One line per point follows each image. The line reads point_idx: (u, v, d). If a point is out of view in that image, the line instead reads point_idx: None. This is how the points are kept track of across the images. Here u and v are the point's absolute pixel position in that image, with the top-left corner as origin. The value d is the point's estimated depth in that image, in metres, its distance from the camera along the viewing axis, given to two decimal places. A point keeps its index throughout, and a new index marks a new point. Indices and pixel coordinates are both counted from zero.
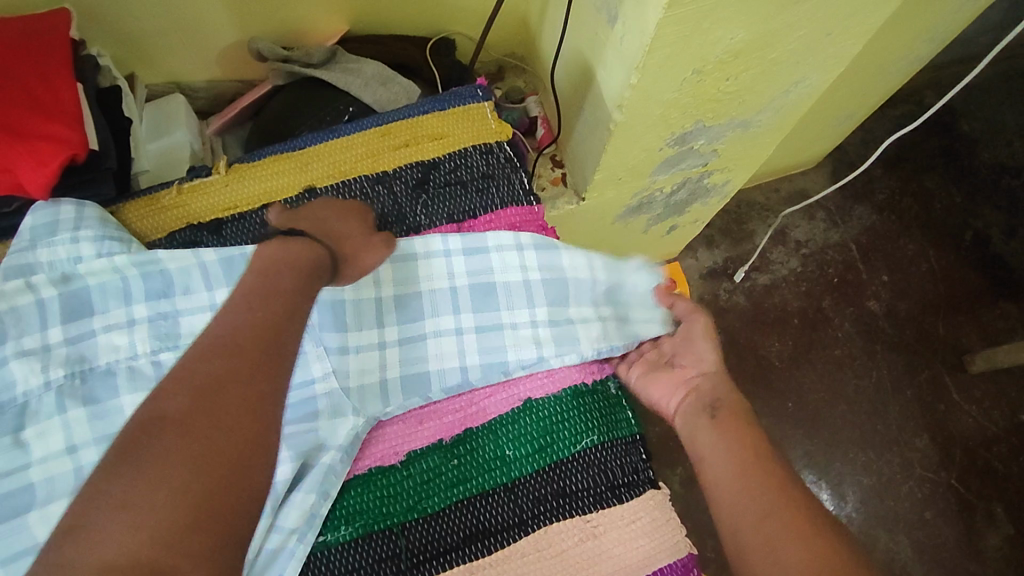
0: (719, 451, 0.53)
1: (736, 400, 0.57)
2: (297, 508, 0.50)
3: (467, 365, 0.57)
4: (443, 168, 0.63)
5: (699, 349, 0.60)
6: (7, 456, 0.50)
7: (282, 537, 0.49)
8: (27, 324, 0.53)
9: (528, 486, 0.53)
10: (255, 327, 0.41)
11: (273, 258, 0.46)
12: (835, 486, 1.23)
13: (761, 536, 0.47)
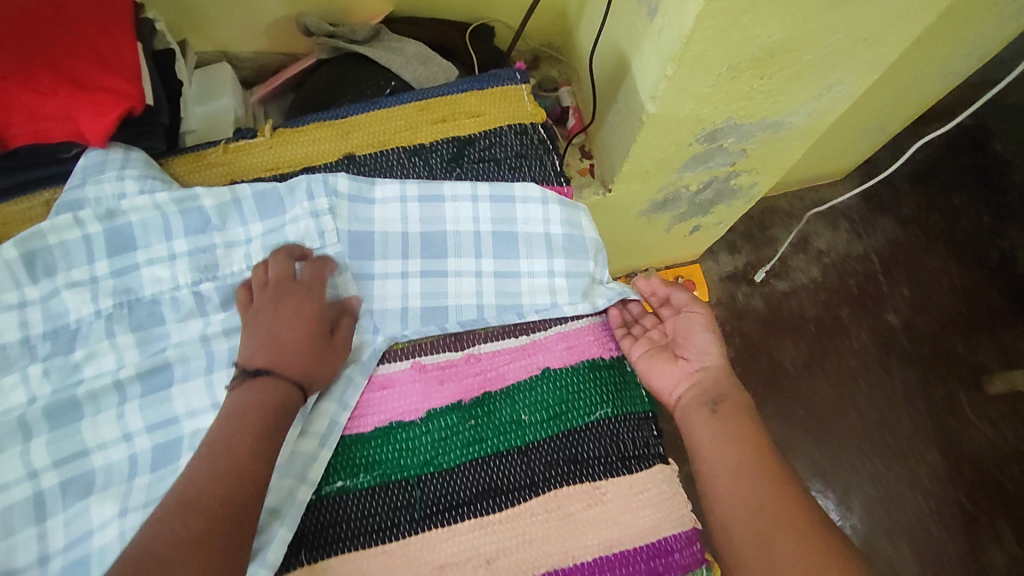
0: (719, 442, 0.54)
1: (740, 398, 0.57)
2: (322, 416, 0.53)
3: (483, 304, 0.59)
4: (478, 145, 0.65)
5: (701, 341, 0.60)
6: (60, 375, 0.52)
7: (306, 441, 0.52)
8: (75, 258, 0.55)
9: (541, 450, 0.55)
10: (222, 484, 0.43)
11: (243, 402, 0.47)
12: (841, 495, 1.23)
13: (762, 532, 0.49)
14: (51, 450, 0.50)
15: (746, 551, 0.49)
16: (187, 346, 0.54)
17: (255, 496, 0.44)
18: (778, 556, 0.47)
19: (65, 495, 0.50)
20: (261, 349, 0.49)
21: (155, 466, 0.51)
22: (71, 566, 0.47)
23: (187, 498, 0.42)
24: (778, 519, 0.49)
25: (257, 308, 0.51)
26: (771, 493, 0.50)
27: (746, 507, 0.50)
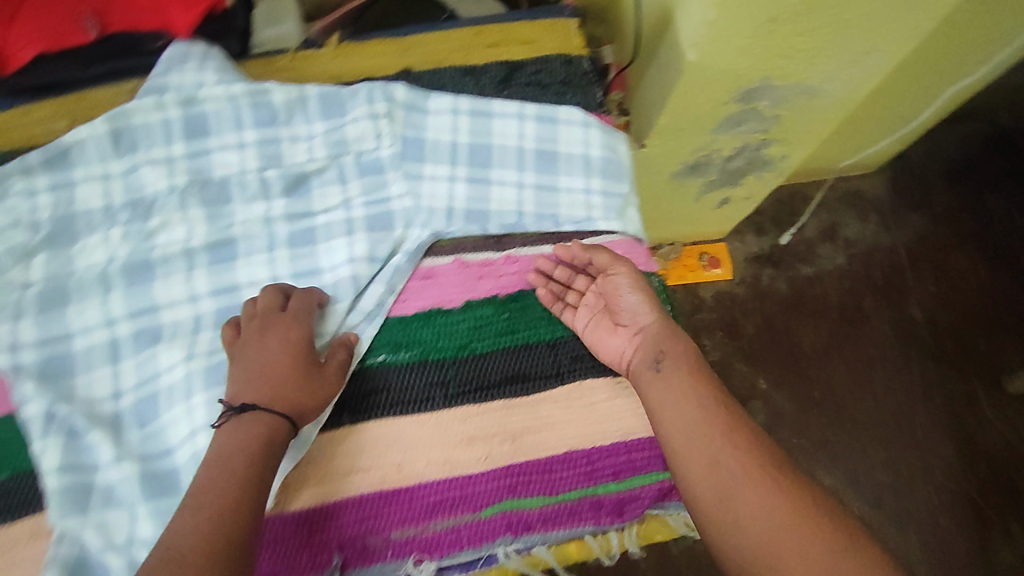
0: (670, 406, 0.50)
1: (683, 344, 0.54)
2: (371, 294, 0.58)
3: (523, 212, 0.63)
4: (526, 70, 0.69)
5: (631, 301, 0.57)
6: (138, 238, 0.58)
7: (356, 318, 0.57)
8: (155, 138, 0.61)
9: (569, 344, 0.59)
10: (208, 522, 0.43)
11: (229, 441, 0.47)
12: (850, 479, 1.25)
13: (724, 488, 0.45)
14: (128, 302, 0.56)
15: (710, 508, 0.45)
16: (249, 225, 0.59)
17: (245, 528, 0.43)
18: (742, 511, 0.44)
19: (136, 343, 0.55)
20: (249, 382, 0.49)
21: (220, 325, 0.56)
22: (143, 400, 0.53)
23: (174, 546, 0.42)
24: (740, 470, 0.46)
25: (244, 339, 0.52)
26: (729, 442, 0.47)
27: (703, 462, 0.46)
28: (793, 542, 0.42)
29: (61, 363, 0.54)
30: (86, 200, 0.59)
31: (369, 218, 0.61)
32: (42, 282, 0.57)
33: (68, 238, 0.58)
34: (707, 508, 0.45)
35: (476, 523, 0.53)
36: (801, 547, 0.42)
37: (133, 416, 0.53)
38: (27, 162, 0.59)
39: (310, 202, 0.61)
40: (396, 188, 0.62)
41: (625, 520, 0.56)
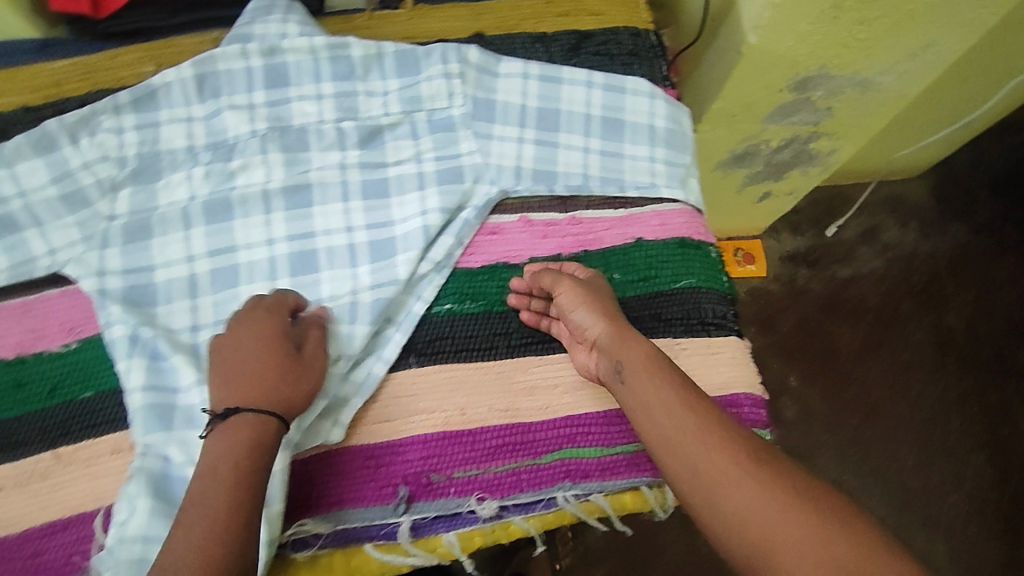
0: (649, 407, 0.49)
1: (636, 345, 0.51)
2: (439, 245, 0.59)
3: (588, 176, 0.64)
4: (595, 39, 0.69)
5: (580, 317, 0.54)
6: (220, 180, 0.61)
7: (426, 266, 0.58)
8: (237, 85, 0.63)
9: (629, 305, 0.59)
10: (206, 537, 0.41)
11: (217, 449, 0.45)
12: (879, 482, 1.25)
13: (707, 483, 0.44)
14: (209, 241, 0.59)
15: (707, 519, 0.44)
16: (324, 174, 0.62)
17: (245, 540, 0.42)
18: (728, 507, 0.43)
19: (214, 280, 0.58)
20: (230, 388, 0.47)
21: (294, 271, 0.59)
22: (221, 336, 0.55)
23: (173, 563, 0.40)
24: (728, 463, 0.44)
25: (218, 348, 0.49)
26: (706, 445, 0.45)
27: (685, 471, 0.45)
28: (788, 536, 0.40)
29: (143, 291, 0.57)
30: (171, 140, 0.62)
31: (439, 172, 0.62)
32: (127, 216, 0.60)
33: (152, 174, 0.61)
34: (700, 511, 0.44)
35: (535, 468, 0.54)
36: (789, 537, 0.41)
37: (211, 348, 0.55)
38: (117, 100, 0.61)
39: (383, 154, 0.63)
40: (466, 146, 0.63)
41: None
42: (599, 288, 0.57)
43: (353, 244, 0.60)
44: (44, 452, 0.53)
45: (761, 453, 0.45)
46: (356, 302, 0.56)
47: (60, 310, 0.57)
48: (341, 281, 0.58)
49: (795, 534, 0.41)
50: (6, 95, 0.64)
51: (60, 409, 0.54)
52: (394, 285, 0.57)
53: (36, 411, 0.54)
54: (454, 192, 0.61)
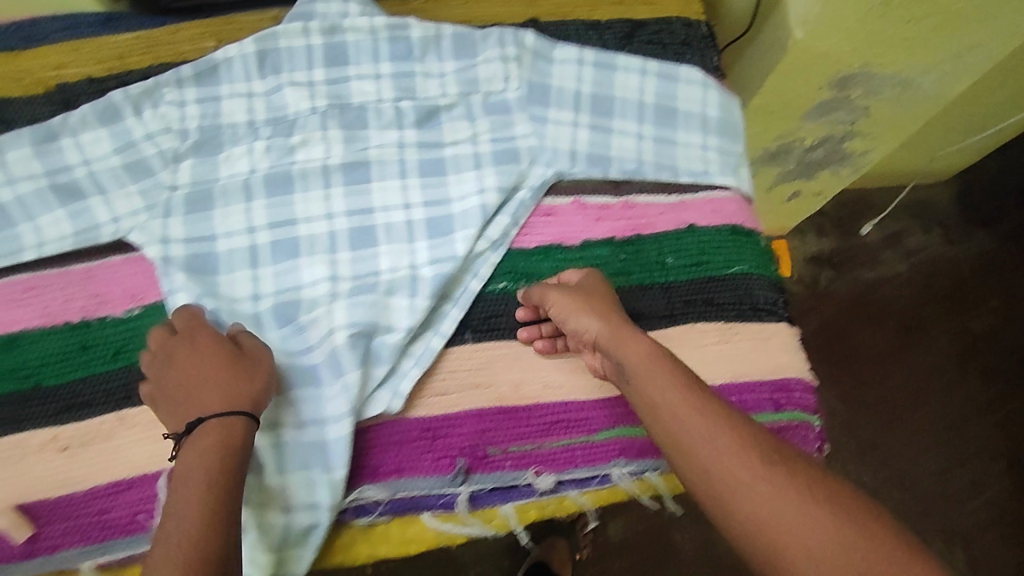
0: (656, 408, 0.47)
1: (636, 348, 0.50)
2: (496, 225, 0.60)
3: (642, 162, 0.64)
4: (648, 28, 0.70)
5: (578, 325, 0.52)
6: (281, 155, 0.62)
7: (483, 244, 0.59)
8: (297, 62, 0.64)
9: (681, 289, 0.60)
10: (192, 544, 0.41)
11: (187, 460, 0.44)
12: (899, 487, 1.25)
13: (718, 482, 0.43)
14: (271, 214, 0.60)
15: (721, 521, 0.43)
16: (382, 152, 0.63)
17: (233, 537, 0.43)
18: (742, 505, 0.42)
19: (275, 252, 0.59)
20: (188, 406, 0.47)
21: (353, 245, 0.59)
22: (282, 307, 0.57)
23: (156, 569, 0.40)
24: (741, 466, 0.43)
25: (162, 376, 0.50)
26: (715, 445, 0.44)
27: (698, 474, 0.44)
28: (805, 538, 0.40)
29: (206, 261, 0.59)
30: (231, 114, 0.63)
31: (496, 153, 0.63)
32: (189, 186, 0.61)
33: (213, 147, 0.62)
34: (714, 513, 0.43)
35: (590, 445, 0.55)
36: (806, 532, 0.40)
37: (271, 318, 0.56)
38: (180, 74, 0.63)
39: (440, 134, 0.64)
40: (521, 129, 0.64)
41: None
42: (593, 285, 0.55)
43: (410, 220, 0.60)
44: (107, 414, 0.55)
45: (770, 446, 0.44)
46: (416, 277, 0.58)
47: (123, 277, 0.59)
48: (399, 255, 0.59)
49: (809, 530, 0.40)
50: (71, 66, 0.65)
51: (121, 373, 0.56)
52: (452, 261, 0.58)
53: (98, 374, 0.56)
54: (511, 172, 0.62)
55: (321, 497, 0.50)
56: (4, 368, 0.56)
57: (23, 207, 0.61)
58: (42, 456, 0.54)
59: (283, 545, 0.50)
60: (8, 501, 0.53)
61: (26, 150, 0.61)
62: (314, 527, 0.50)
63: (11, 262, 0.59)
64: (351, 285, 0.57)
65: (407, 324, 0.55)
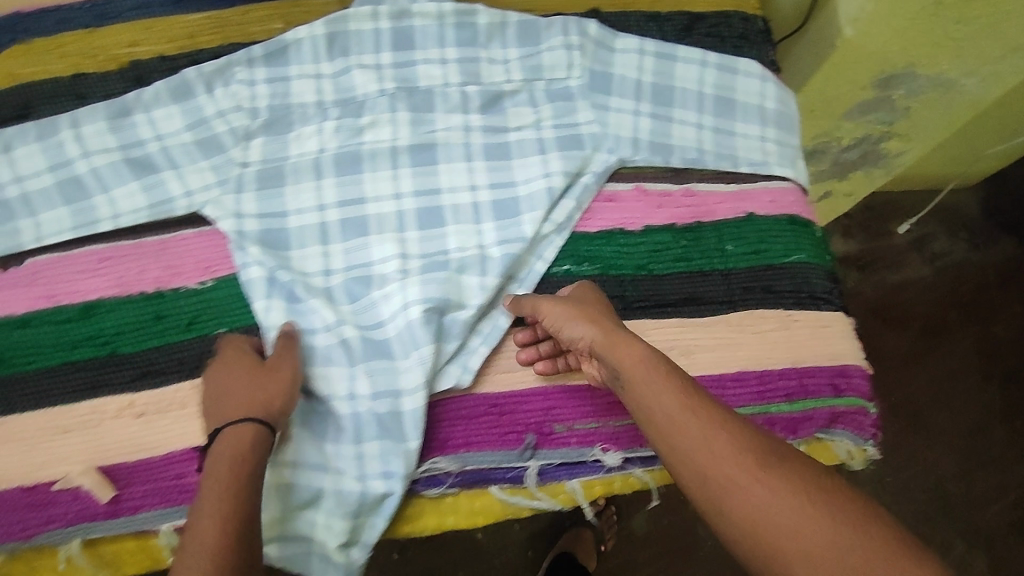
0: (653, 410, 0.46)
1: (631, 352, 0.49)
2: (561, 209, 0.61)
3: (703, 151, 0.65)
4: (707, 21, 0.71)
5: (572, 332, 0.52)
6: (350, 136, 0.63)
7: (548, 227, 0.61)
8: (365, 46, 0.65)
9: (741, 276, 0.61)
10: (216, 539, 0.41)
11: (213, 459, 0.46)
12: (922, 489, 1.25)
13: (713, 484, 0.42)
14: (341, 192, 0.62)
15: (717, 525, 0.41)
16: (447, 134, 0.64)
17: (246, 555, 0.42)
18: (739, 508, 0.41)
19: (345, 230, 0.61)
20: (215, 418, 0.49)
21: (421, 224, 0.61)
22: (354, 283, 0.59)
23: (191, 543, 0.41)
24: (735, 468, 0.42)
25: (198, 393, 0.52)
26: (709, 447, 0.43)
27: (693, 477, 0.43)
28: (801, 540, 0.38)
29: (277, 236, 0.61)
30: (301, 95, 0.64)
31: (560, 139, 0.64)
32: (260, 163, 0.63)
33: (284, 126, 0.64)
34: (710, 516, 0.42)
35: None
36: (803, 532, 0.38)
37: (344, 292, 0.59)
38: (251, 53, 0.64)
39: (505, 119, 0.65)
40: (584, 116, 0.65)
41: (796, 439, 0.58)
42: (587, 295, 0.55)
43: (476, 202, 0.62)
44: (181, 382, 0.57)
45: (767, 445, 0.43)
46: (485, 256, 0.59)
47: (196, 250, 0.60)
48: (467, 236, 0.61)
49: (804, 532, 0.38)
50: (142, 44, 0.66)
51: (195, 343, 0.58)
52: (520, 242, 0.59)
53: (171, 343, 0.57)
54: (575, 158, 0.63)
55: (398, 467, 0.53)
56: (80, 336, 0.57)
57: (98, 179, 0.62)
58: (119, 421, 0.55)
59: (358, 512, 0.53)
60: (88, 464, 0.54)
61: (100, 124, 0.62)
62: (389, 495, 0.53)
63: (88, 232, 0.61)
64: (421, 264, 0.59)
65: (478, 301, 0.57)
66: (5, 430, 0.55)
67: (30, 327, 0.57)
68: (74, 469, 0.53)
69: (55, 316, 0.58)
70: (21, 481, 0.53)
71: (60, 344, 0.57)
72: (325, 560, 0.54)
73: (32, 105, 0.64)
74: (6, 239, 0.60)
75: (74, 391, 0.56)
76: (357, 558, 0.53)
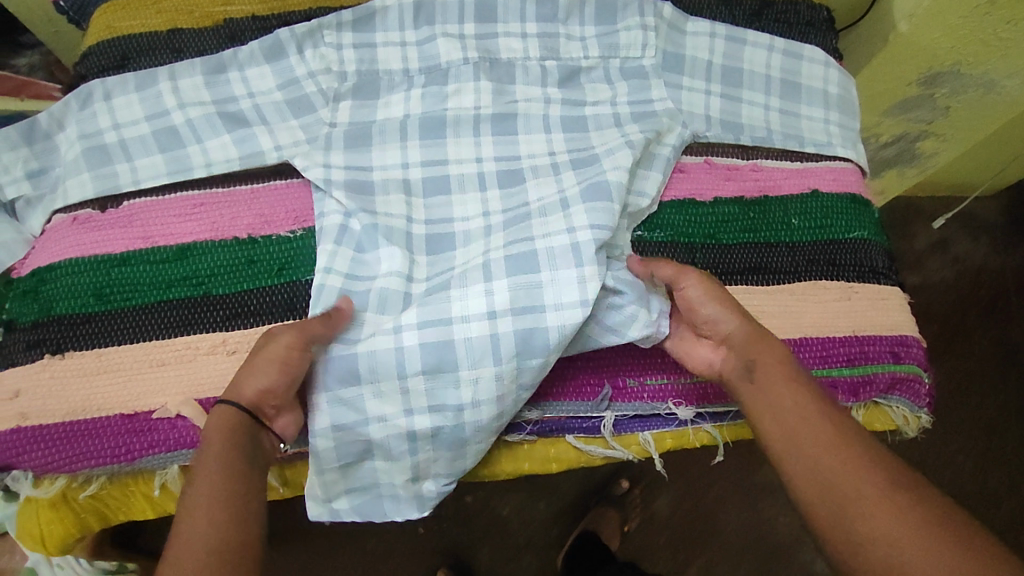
0: (781, 412, 0.49)
1: (773, 351, 0.52)
2: (652, 181, 0.64)
3: (771, 131, 0.69)
4: (776, 8, 0.73)
5: (707, 311, 0.54)
6: (436, 102, 0.67)
7: (642, 196, 0.63)
8: (449, 16, 0.68)
9: (805, 248, 0.64)
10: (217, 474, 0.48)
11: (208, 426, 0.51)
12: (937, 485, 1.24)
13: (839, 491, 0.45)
14: (424, 154, 0.65)
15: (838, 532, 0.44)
16: (529, 108, 0.67)
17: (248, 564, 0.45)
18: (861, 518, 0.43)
19: (426, 187, 0.64)
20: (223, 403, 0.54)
21: (502, 186, 0.64)
22: (434, 237, 0.62)
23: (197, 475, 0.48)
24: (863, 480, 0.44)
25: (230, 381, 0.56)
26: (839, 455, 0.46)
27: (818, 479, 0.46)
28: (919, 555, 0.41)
29: (362, 184, 0.63)
30: (387, 62, 0.67)
31: (635, 114, 0.67)
32: (347, 124, 0.65)
33: (372, 90, 0.67)
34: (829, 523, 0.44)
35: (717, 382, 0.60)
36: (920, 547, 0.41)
37: (423, 242, 0.62)
38: (341, 17, 0.66)
39: (583, 95, 0.68)
40: (657, 94, 0.68)
41: (856, 403, 0.60)
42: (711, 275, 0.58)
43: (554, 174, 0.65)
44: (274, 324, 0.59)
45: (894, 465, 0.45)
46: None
47: (288, 201, 0.63)
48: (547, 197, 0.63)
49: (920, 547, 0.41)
50: (236, 4, 0.69)
51: (285, 288, 0.60)
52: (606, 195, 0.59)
53: (263, 287, 0.60)
54: (653, 125, 0.65)
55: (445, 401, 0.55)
56: (176, 276, 0.60)
57: (192, 130, 0.65)
58: (211, 357, 0.58)
59: (414, 450, 0.57)
60: (185, 395, 0.56)
61: (198, 78, 0.65)
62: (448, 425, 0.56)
63: (183, 178, 0.64)
64: (504, 217, 0.62)
65: (565, 244, 0.57)
66: (105, 360, 0.57)
67: (129, 264, 0.60)
68: (171, 401, 0.56)
69: (152, 256, 0.60)
70: (121, 409, 0.56)
71: (157, 283, 0.60)
72: (397, 497, 0.60)
73: (130, 57, 0.67)
74: (105, 181, 0.63)
75: (170, 327, 0.58)
76: (429, 490, 0.60)
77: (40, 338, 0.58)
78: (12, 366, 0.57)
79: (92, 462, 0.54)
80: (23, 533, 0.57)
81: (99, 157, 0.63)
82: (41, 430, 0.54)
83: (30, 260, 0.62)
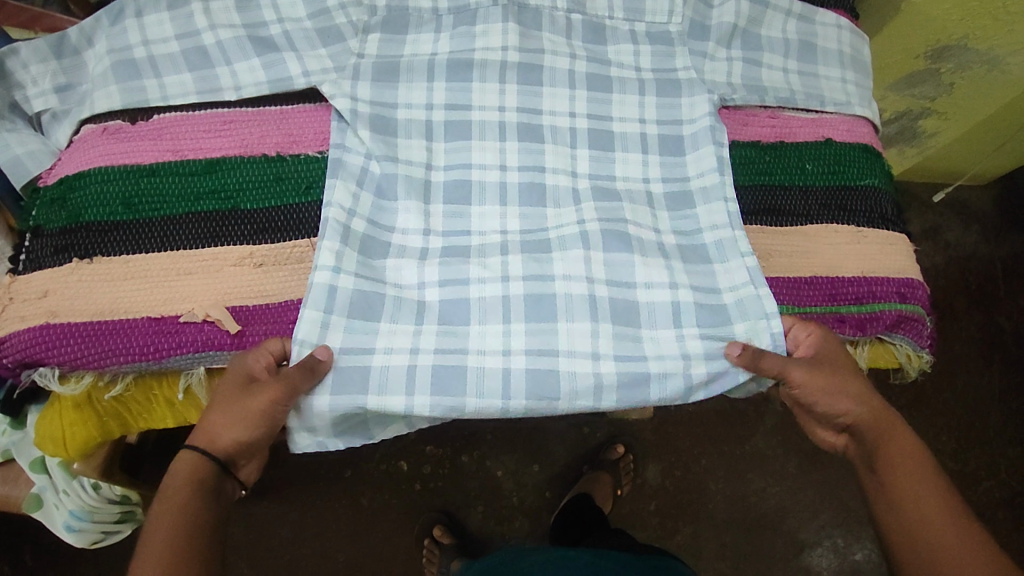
0: (905, 486, 0.54)
1: (898, 440, 0.56)
2: (705, 161, 0.65)
3: (792, 90, 0.70)
4: None
5: (829, 405, 0.57)
6: (461, 41, 0.67)
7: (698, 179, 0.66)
8: None
9: (817, 193, 0.67)
10: (184, 496, 0.51)
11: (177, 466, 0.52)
12: None
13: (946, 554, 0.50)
14: (449, 95, 0.65)
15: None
16: (553, 56, 0.67)
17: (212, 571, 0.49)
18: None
19: (446, 131, 0.65)
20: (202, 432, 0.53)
21: (520, 136, 0.65)
22: (453, 183, 0.64)
23: (167, 496, 0.51)
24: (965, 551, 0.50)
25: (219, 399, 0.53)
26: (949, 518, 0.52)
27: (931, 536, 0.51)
28: None
29: (386, 123, 0.64)
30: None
31: (658, 82, 0.68)
32: (375, 56, 0.65)
33: (399, 25, 0.66)
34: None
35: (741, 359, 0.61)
36: None
37: (440, 190, 0.63)
38: None
39: (606, 50, 0.69)
40: (682, 61, 0.69)
41: (862, 337, 0.63)
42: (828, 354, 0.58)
43: (575, 128, 0.66)
44: (300, 239, 0.60)
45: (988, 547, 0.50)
46: (576, 188, 0.64)
47: (315, 122, 0.64)
48: (562, 157, 0.65)
49: None
50: None
51: (311, 207, 0.61)
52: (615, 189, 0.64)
53: (290, 204, 0.61)
54: (673, 112, 0.68)
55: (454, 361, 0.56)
56: (203, 190, 0.61)
57: (222, 52, 0.64)
58: (239, 269, 0.59)
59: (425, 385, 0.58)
60: (213, 302, 0.57)
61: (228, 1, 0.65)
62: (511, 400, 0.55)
63: (211, 98, 0.64)
64: (519, 177, 0.64)
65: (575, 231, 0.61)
66: (132, 267, 0.58)
67: (157, 176, 0.61)
68: (198, 307, 0.57)
69: (180, 168, 0.61)
70: (149, 313, 0.56)
71: (184, 195, 0.60)
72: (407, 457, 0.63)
73: None
74: (133, 94, 0.63)
75: (197, 239, 0.59)
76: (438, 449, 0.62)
77: (67, 243, 0.58)
78: (39, 268, 0.58)
79: (120, 362, 0.55)
80: (53, 429, 0.59)
81: (127, 72, 0.63)
82: (70, 327, 0.55)
83: (57, 170, 0.62)
